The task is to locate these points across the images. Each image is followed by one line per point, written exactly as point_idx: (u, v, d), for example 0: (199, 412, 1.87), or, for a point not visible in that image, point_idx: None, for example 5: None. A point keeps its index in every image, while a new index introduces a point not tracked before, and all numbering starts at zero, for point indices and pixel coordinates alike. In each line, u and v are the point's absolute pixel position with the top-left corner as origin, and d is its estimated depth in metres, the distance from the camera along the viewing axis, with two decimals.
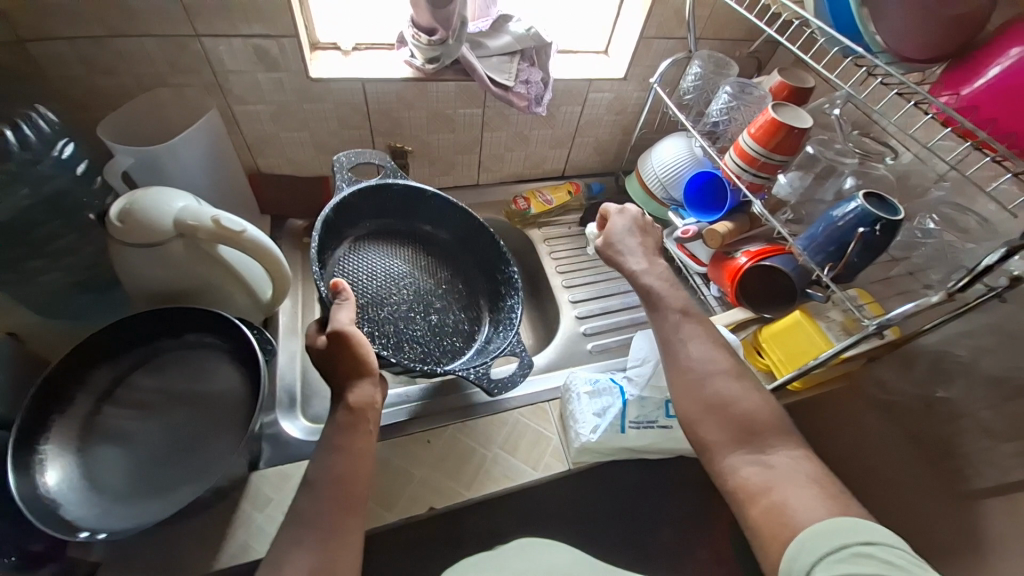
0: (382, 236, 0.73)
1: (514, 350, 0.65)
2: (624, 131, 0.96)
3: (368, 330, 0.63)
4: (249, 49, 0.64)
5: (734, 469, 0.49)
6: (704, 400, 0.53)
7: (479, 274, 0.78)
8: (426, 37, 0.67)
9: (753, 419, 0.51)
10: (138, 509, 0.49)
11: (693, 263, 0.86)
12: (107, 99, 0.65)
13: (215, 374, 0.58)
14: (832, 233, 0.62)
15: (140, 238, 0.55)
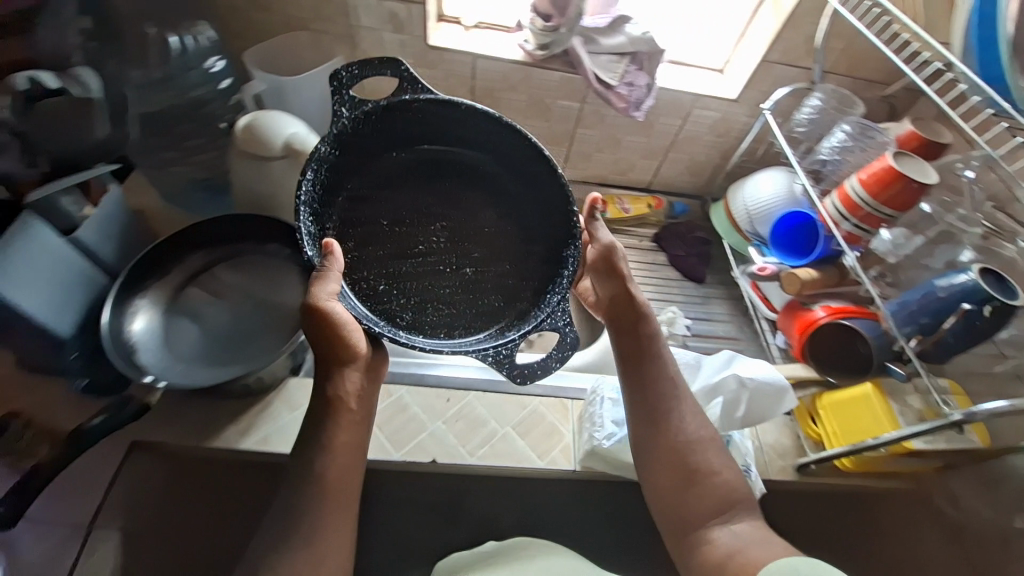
0: (420, 171, 0.66)
1: (555, 325, 0.53)
2: (722, 155, 0.91)
3: (385, 287, 0.60)
4: (383, 10, 0.71)
5: (706, 541, 0.49)
6: (680, 476, 0.51)
7: (540, 223, 0.64)
8: (541, 22, 0.70)
9: (732, 490, 0.50)
10: (195, 373, 0.56)
11: (763, 306, 0.80)
12: (258, 32, 0.75)
13: (282, 280, 0.65)
14: (928, 303, 0.55)
15: (254, 151, 0.63)
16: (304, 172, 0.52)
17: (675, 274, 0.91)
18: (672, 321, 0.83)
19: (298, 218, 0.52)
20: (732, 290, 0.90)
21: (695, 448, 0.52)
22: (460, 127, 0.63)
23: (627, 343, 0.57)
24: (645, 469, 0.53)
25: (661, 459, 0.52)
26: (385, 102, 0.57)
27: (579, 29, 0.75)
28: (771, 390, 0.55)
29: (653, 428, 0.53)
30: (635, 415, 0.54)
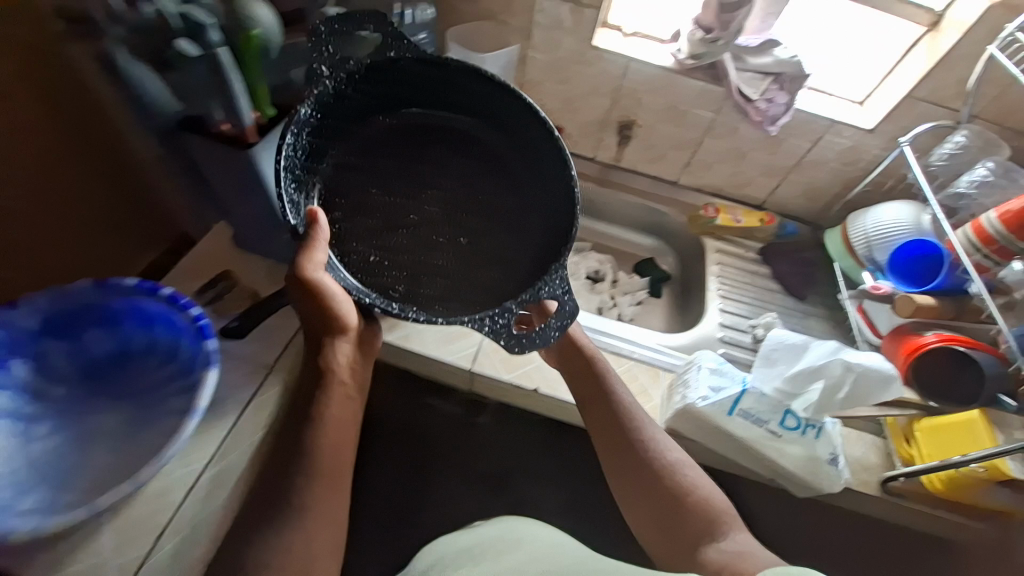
0: (406, 141, 0.72)
1: (555, 293, 0.58)
2: (844, 184, 0.95)
3: (376, 258, 0.65)
4: (562, 10, 0.81)
5: (703, 557, 0.56)
6: (656, 502, 0.61)
7: (537, 196, 0.71)
8: (703, 34, 0.79)
9: (711, 505, 0.60)
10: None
11: (866, 331, 0.80)
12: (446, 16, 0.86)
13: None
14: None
15: None
16: (284, 136, 0.55)
17: (776, 286, 0.95)
18: (769, 326, 0.85)
19: (280, 187, 0.53)
20: (832, 313, 0.93)
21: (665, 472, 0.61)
22: (449, 88, 0.69)
23: (581, 387, 0.67)
24: (626, 502, 0.63)
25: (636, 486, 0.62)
26: (369, 60, 0.61)
27: (732, 46, 0.82)
28: (878, 376, 0.58)
29: (634, 453, 0.62)
30: (604, 451, 0.64)
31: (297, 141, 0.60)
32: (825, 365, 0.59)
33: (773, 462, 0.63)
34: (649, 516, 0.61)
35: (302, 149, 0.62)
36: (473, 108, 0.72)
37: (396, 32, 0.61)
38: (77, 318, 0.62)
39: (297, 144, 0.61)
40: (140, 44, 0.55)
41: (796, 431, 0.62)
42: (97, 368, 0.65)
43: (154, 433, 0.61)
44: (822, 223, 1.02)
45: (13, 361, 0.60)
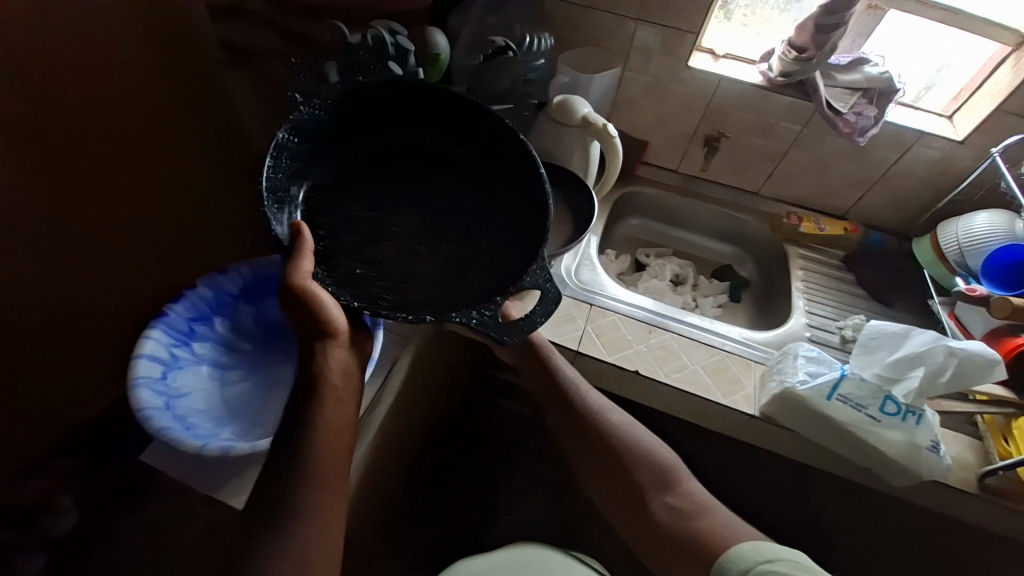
0: (379, 160, 0.71)
1: (539, 282, 0.60)
2: (933, 195, 0.97)
3: (361, 273, 0.64)
4: (662, 35, 0.92)
5: (654, 508, 0.67)
6: (606, 467, 0.70)
7: (513, 206, 0.69)
8: (795, 54, 0.86)
9: (653, 458, 0.70)
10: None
11: (960, 334, 0.83)
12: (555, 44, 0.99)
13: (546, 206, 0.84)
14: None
15: (557, 115, 0.84)
16: (264, 158, 0.60)
17: (862, 292, 0.98)
18: (858, 327, 0.89)
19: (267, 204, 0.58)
20: (922, 320, 0.94)
21: (612, 438, 0.70)
22: (412, 104, 0.71)
23: (532, 373, 0.74)
24: (581, 471, 0.72)
25: (586, 456, 0.70)
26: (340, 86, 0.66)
27: (823, 65, 0.89)
28: (982, 361, 0.62)
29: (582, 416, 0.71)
30: (557, 424, 0.73)
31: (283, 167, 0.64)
32: (927, 351, 0.64)
33: (872, 448, 0.68)
34: (601, 480, 0.70)
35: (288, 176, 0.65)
36: (444, 126, 0.72)
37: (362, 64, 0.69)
38: (266, 288, 0.79)
39: (281, 168, 0.64)
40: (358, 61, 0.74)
41: (896, 417, 0.67)
42: (270, 330, 0.79)
43: None
44: (909, 234, 1.04)
45: (216, 319, 0.75)
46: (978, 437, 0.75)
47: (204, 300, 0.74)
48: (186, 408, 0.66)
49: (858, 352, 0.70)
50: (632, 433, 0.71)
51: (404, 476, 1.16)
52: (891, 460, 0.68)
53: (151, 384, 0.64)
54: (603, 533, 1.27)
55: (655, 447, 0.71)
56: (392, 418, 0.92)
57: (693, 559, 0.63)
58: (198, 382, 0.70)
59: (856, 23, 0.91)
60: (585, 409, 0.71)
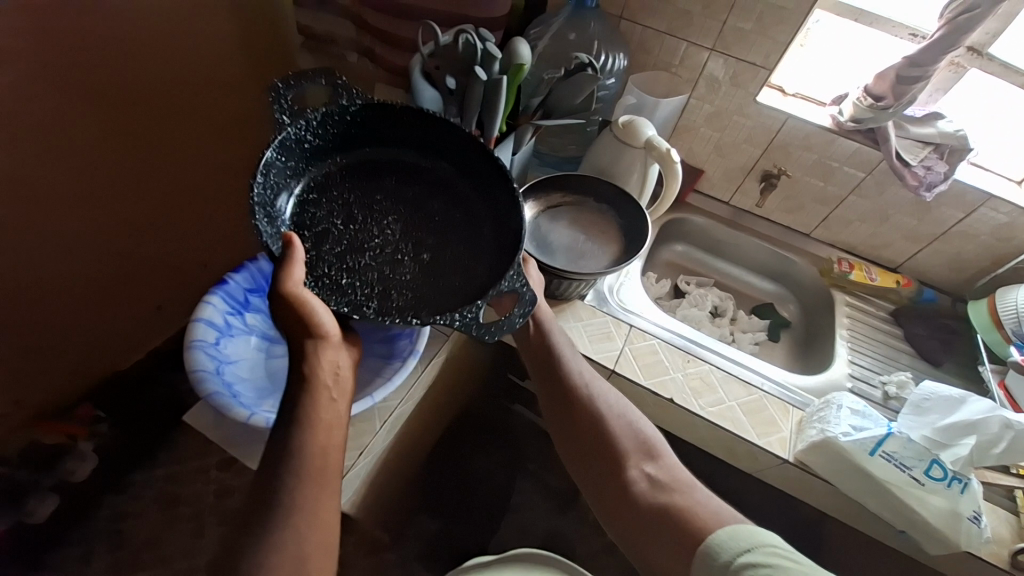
0: (357, 175, 0.71)
1: (514, 286, 0.60)
2: (994, 260, 0.94)
3: (347, 281, 0.63)
4: (735, 68, 0.92)
5: (629, 479, 0.66)
6: (584, 433, 0.69)
7: (489, 224, 0.70)
8: (871, 101, 0.85)
9: (634, 428, 0.69)
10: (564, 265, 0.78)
11: (1007, 406, 0.80)
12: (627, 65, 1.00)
13: (600, 222, 0.84)
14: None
15: (622, 135, 0.86)
16: (253, 176, 0.59)
17: (909, 348, 0.95)
18: (902, 385, 0.86)
19: (256, 219, 0.57)
20: (968, 385, 0.91)
21: (594, 404, 0.69)
22: (389, 125, 0.71)
23: (522, 335, 0.73)
24: (557, 434, 0.71)
25: (565, 418, 0.69)
26: (325, 107, 0.65)
27: (897, 115, 0.88)
28: None
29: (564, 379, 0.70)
30: (541, 386, 0.72)
31: (268, 184, 0.63)
32: (983, 421, 0.63)
33: (911, 510, 0.66)
34: (578, 445, 0.69)
35: (272, 192, 0.64)
36: (426, 148, 0.73)
37: (345, 83, 0.68)
38: None
39: (266, 183, 0.63)
40: (443, 62, 0.70)
41: (941, 482, 0.65)
42: None
43: (366, 368, 0.76)
44: (964, 296, 1.01)
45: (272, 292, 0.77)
46: (1015, 513, 0.72)
47: (262, 272, 0.76)
48: (235, 376, 0.68)
49: (907, 412, 0.68)
50: (617, 403, 0.70)
51: (418, 468, 1.17)
52: (929, 525, 0.66)
53: (206, 348, 0.66)
54: (605, 554, 1.26)
55: (635, 417, 0.70)
56: (418, 410, 0.93)
57: (665, 531, 0.62)
58: (248, 352, 0.71)
59: (937, 77, 0.89)
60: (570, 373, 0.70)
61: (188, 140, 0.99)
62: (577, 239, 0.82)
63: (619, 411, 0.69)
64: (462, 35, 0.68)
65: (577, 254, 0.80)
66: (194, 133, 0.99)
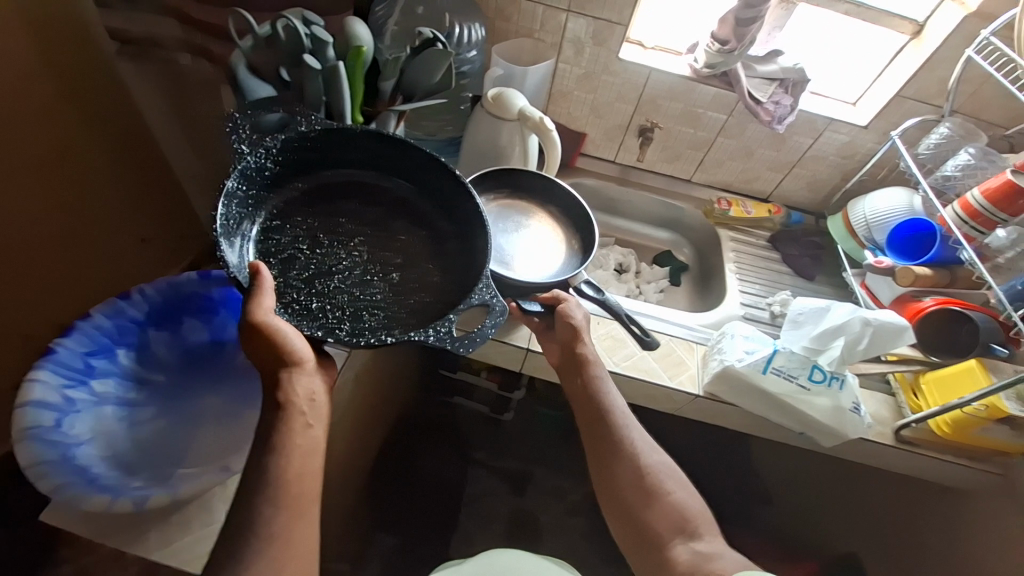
0: (319, 198, 0.66)
1: (485, 298, 0.60)
2: (843, 176, 1.06)
3: (319, 307, 0.59)
4: (593, 26, 0.92)
5: (671, 555, 0.61)
6: (631, 504, 0.65)
7: (452, 240, 0.68)
8: (718, 45, 0.90)
9: (685, 510, 0.64)
10: (554, 272, 0.78)
11: (870, 303, 0.89)
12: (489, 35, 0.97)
13: (503, 210, 0.82)
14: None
15: (495, 110, 0.83)
16: (216, 206, 0.54)
17: (787, 269, 1.05)
18: (784, 302, 0.95)
19: (220, 248, 0.52)
20: (838, 289, 1.03)
21: (649, 475, 0.65)
22: (350, 147, 0.66)
23: (578, 403, 0.69)
24: (607, 510, 0.66)
25: (611, 488, 0.66)
26: (284, 133, 0.60)
27: (743, 56, 0.94)
28: (892, 329, 0.69)
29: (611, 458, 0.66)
30: (594, 459, 0.67)
31: (229, 218, 0.57)
32: (846, 323, 0.70)
33: (805, 414, 0.73)
34: (623, 513, 0.65)
35: (234, 224, 0.59)
36: (388, 166, 0.69)
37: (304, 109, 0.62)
38: (178, 308, 0.71)
39: (228, 216, 0.58)
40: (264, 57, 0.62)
41: (823, 384, 0.73)
42: (191, 357, 0.72)
43: (254, 411, 0.69)
44: (825, 212, 1.13)
45: (121, 350, 0.66)
46: (890, 393, 0.83)
47: (102, 331, 0.64)
48: (92, 457, 0.58)
49: (788, 326, 0.75)
50: (672, 476, 0.66)
51: (361, 487, 1.12)
52: (822, 424, 0.74)
53: (47, 435, 0.56)
54: (572, 516, 1.24)
55: (686, 493, 0.66)
56: (337, 433, 0.87)
57: None
58: (103, 426, 0.62)
59: (771, 15, 0.92)
60: (627, 446, 0.67)
61: (5, 192, 0.82)
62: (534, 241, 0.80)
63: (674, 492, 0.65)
64: (281, 21, 0.61)
65: (533, 254, 0.79)
66: (13, 183, 0.83)
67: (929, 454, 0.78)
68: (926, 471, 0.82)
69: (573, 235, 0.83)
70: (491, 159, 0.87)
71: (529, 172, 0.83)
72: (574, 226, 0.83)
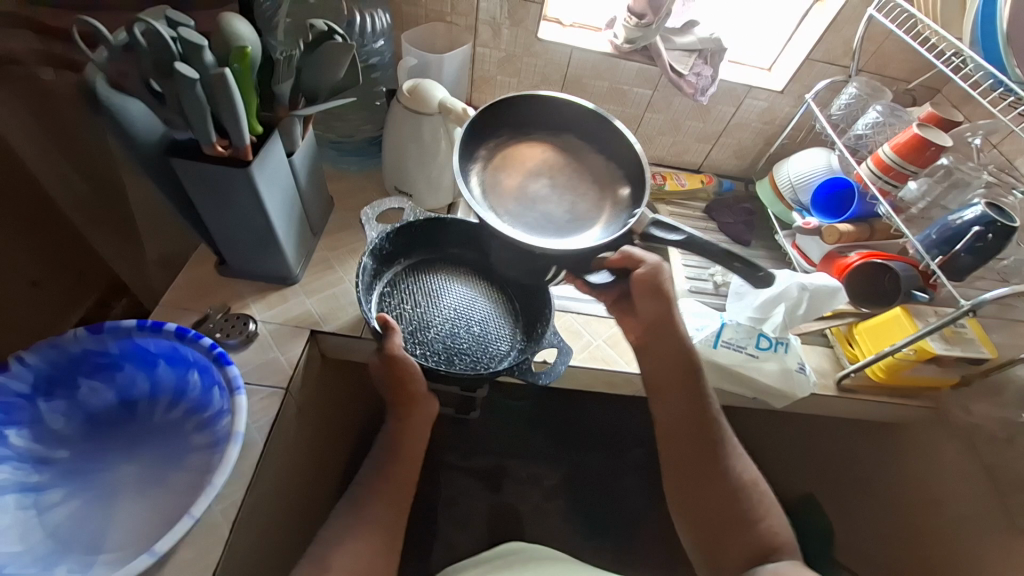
0: (422, 269, 0.78)
1: (554, 341, 0.72)
2: (766, 141, 1.09)
3: (420, 353, 0.69)
4: (507, 6, 0.87)
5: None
6: (718, 525, 0.67)
7: (517, 299, 0.79)
8: (636, 19, 0.88)
9: (775, 535, 0.65)
10: (609, 220, 0.70)
11: (803, 262, 0.92)
12: (397, 21, 0.90)
13: (522, 152, 0.74)
14: (946, 231, 0.74)
15: (414, 105, 0.77)
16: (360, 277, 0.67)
17: (724, 237, 1.06)
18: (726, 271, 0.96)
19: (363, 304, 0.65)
20: (774, 252, 1.06)
21: (742, 497, 0.67)
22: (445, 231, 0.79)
23: (677, 415, 0.71)
24: (692, 527, 0.69)
25: (699, 499, 0.68)
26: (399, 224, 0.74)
27: (661, 29, 0.93)
28: (826, 291, 0.72)
29: (704, 472, 0.69)
30: (684, 476, 0.70)
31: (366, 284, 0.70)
32: (785, 290, 0.72)
33: (756, 382, 0.74)
34: (704, 524, 0.68)
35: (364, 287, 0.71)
36: (467, 240, 0.80)
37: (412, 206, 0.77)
38: (71, 372, 0.60)
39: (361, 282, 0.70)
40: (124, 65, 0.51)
41: (770, 350, 0.74)
42: (101, 422, 0.62)
43: (184, 472, 0.59)
44: (752, 177, 1.17)
45: (10, 430, 0.56)
46: (829, 346, 0.86)
47: None
48: None
49: (734, 297, 0.76)
50: (765, 500, 0.67)
51: None
52: (773, 389, 0.74)
53: None
54: (549, 501, 1.21)
55: (775, 516, 0.67)
56: (302, 470, 0.79)
57: None
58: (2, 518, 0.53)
59: None
60: (725, 467, 0.69)
61: None
62: (556, 192, 0.72)
63: (766, 514, 0.66)
64: (139, 26, 0.50)
65: (575, 199, 0.72)
66: None
67: (866, 398, 0.82)
68: (875, 415, 0.87)
69: (604, 165, 0.74)
70: (415, 158, 0.81)
71: (543, 100, 0.73)
72: (608, 154, 0.75)
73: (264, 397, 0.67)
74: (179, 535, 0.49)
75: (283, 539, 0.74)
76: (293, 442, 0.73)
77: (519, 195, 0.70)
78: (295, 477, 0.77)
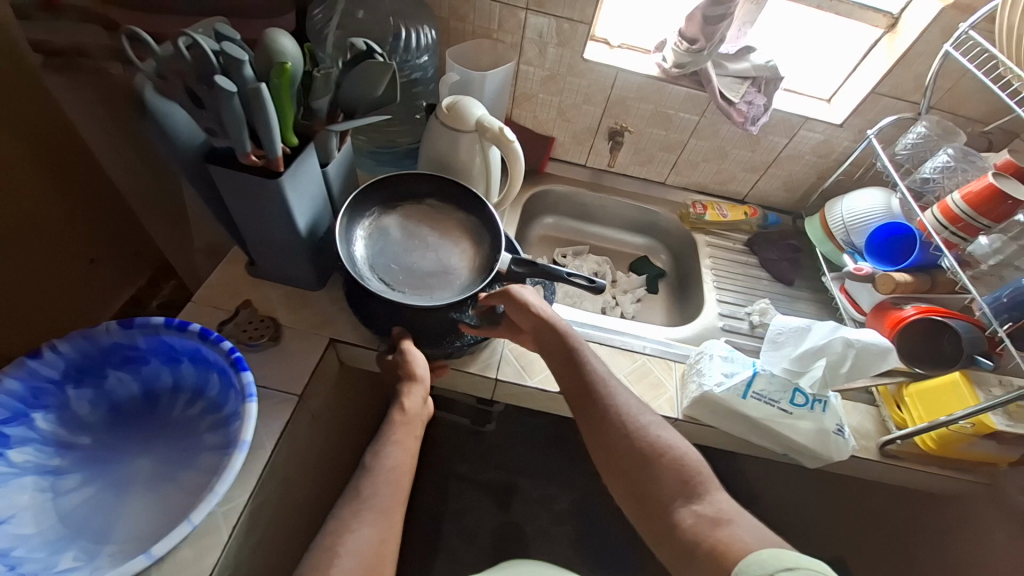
0: None
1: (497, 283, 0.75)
2: (819, 175, 1.02)
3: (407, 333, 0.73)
4: (555, 27, 0.86)
5: (677, 520, 0.60)
6: (627, 468, 0.64)
7: None
8: (687, 44, 0.84)
9: (687, 466, 0.63)
10: (471, 270, 0.70)
11: (851, 309, 0.86)
12: (444, 35, 0.90)
13: (392, 224, 0.72)
14: (1019, 295, 0.66)
15: (451, 122, 0.77)
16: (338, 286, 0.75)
17: (764, 273, 1.01)
18: (764, 312, 0.91)
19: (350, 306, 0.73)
20: (819, 294, 0.99)
21: (640, 433, 0.65)
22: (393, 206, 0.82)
23: (560, 371, 0.69)
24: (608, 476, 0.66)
25: (604, 447, 0.66)
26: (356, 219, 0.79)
27: (713, 54, 0.89)
28: (876, 350, 0.66)
29: (604, 422, 0.66)
30: (586, 428, 0.67)
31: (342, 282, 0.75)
32: (827, 344, 0.67)
33: (787, 438, 0.69)
34: (618, 471, 0.65)
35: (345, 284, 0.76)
36: None
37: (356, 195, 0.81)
38: (101, 362, 0.62)
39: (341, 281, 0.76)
40: (169, 75, 0.52)
41: (805, 407, 0.69)
42: (125, 413, 0.64)
43: (195, 472, 0.60)
44: (801, 212, 1.10)
45: (38, 414, 0.58)
46: (874, 405, 0.80)
47: (13, 397, 0.56)
48: (10, 539, 0.52)
49: (770, 346, 0.71)
50: (665, 432, 0.66)
51: None
52: (805, 448, 0.69)
53: None
54: (558, 525, 1.17)
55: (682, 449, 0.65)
56: (312, 473, 0.80)
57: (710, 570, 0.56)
58: (20, 500, 0.54)
59: (741, 10, 0.87)
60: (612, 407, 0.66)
61: None
62: (428, 255, 0.71)
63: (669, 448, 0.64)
64: (184, 40, 0.51)
65: (443, 259, 0.71)
66: None
67: (912, 466, 0.75)
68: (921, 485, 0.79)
69: (465, 220, 0.74)
70: (449, 173, 0.81)
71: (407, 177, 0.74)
72: (464, 208, 0.75)
73: (276, 403, 0.66)
74: (175, 542, 0.49)
75: (290, 544, 0.74)
76: (304, 448, 0.73)
77: (387, 263, 0.69)
78: (303, 481, 0.77)
